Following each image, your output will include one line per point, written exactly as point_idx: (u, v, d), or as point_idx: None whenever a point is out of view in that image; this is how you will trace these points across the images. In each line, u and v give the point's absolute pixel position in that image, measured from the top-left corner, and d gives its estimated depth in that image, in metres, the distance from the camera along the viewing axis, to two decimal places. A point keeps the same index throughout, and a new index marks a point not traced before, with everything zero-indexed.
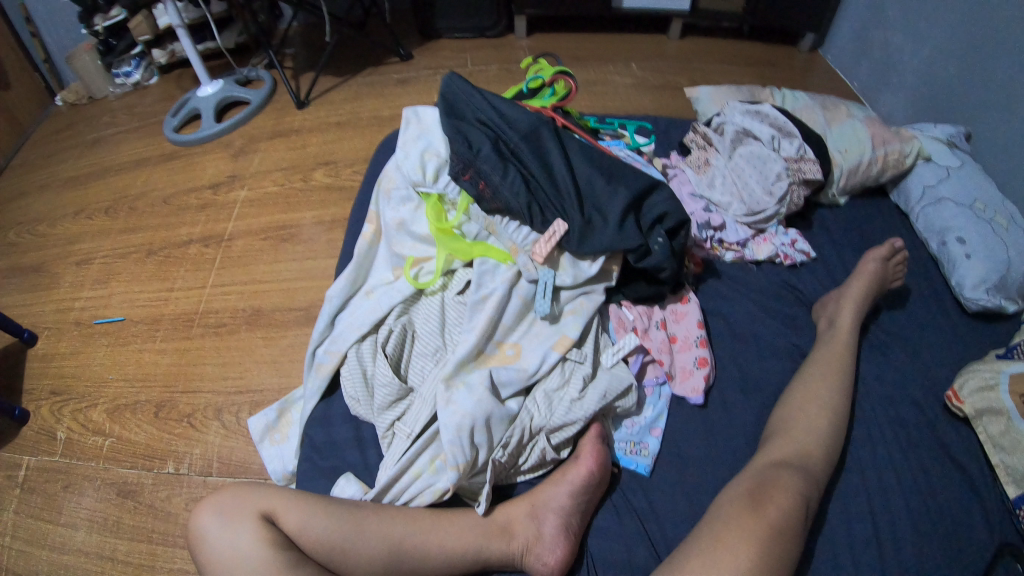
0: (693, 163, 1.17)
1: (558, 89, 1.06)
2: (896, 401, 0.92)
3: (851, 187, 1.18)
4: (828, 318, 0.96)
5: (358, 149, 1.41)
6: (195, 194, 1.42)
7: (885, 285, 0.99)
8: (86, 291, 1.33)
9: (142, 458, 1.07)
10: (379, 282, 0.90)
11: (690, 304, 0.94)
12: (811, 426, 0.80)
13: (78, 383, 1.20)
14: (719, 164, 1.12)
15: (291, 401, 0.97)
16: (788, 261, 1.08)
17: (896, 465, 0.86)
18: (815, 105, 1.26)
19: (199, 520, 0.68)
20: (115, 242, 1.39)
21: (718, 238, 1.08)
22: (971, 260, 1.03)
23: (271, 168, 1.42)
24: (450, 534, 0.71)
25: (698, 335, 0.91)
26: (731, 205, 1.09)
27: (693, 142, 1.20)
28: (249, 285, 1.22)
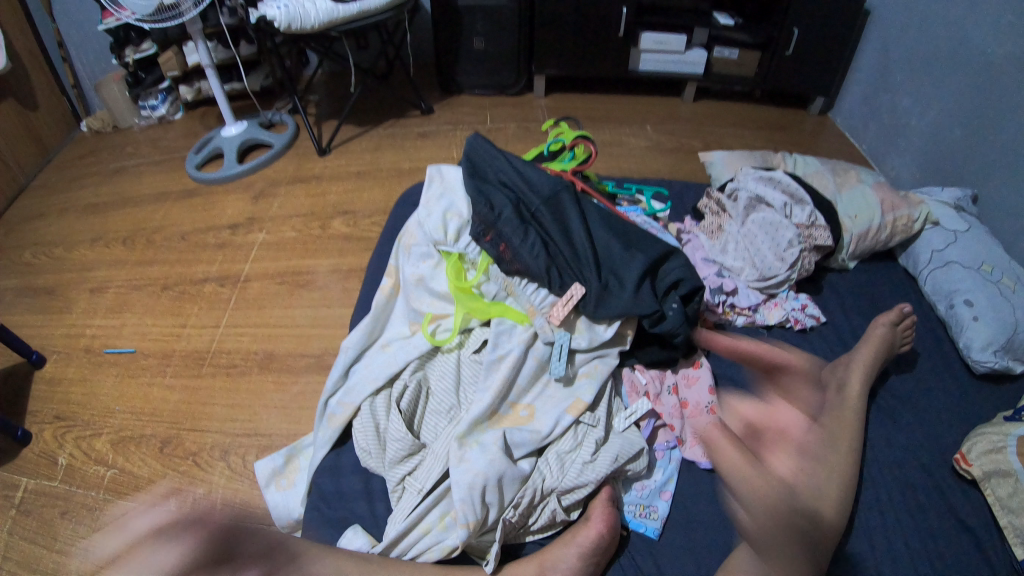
0: (707, 229, 1.20)
1: (579, 153, 1.09)
2: (902, 469, 0.93)
3: (861, 253, 1.20)
4: (837, 381, 0.97)
5: (377, 202, 1.44)
6: (212, 233, 1.44)
7: (895, 350, 1.02)
8: (99, 319, 1.34)
9: (144, 494, 1.07)
10: (396, 335, 0.91)
11: (702, 368, 0.96)
12: (820, 491, 0.80)
13: (84, 411, 1.20)
14: (732, 229, 1.16)
15: (300, 447, 0.99)
16: (799, 326, 1.10)
17: (903, 532, 0.86)
18: (825, 171, 1.30)
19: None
20: (130, 271, 1.41)
21: (730, 302, 1.10)
22: (979, 322, 1.05)
23: (290, 212, 1.44)
24: None
25: (709, 402, 0.92)
26: (743, 270, 1.11)
27: (706, 207, 1.23)
28: (262, 328, 1.24)
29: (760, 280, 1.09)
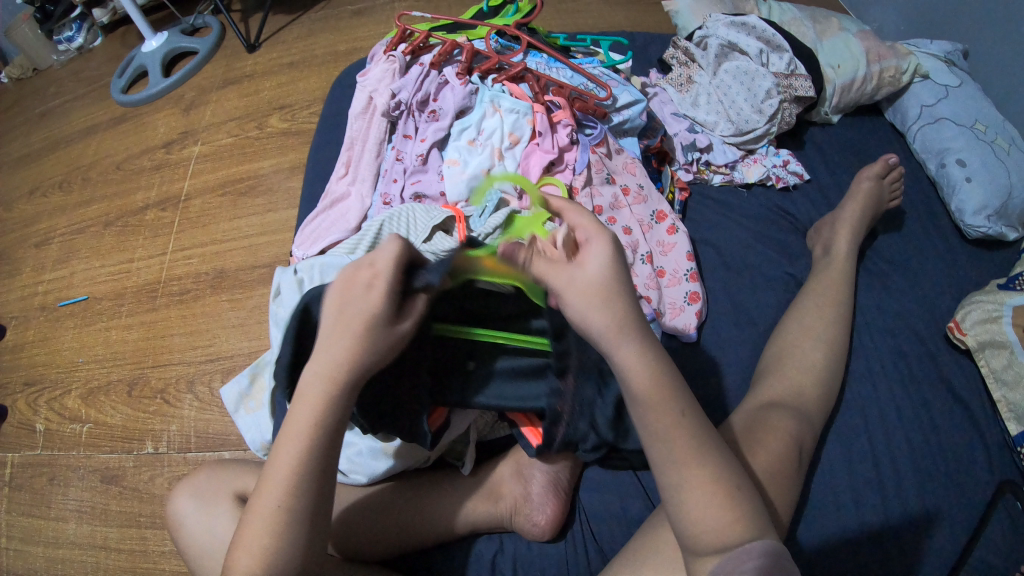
0: (675, 81, 1.20)
1: (523, 7, 1.09)
2: (897, 333, 0.93)
3: (845, 105, 1.17)
4: (823, 243, 0.99)
5: (315, 87, 1.27)
6: (148, 156, 1.31)
7: (883, 199, 1.02)
8: (48, 274, 1.28)
9: (121, 442, 1.06)
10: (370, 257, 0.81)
11: (678, 235, 0.97)
12: (803, 364, 0.83)
13: (49, 370, 1.18)
14: (702, 82, 1.17)
15: (262, 365, 0.91)
16: (782, 182, 1.12)
17: (891, 402, 0.87)
18: (803, 16, 1.25)
19: (178, 504, 0.75)
20: (72, 217, 1.32)
21: (707, 161, 1.13)
22: (972, 183, 1.02)
23: (224, 118, 1.28)
24: (436, 501, 0.77)
25: (688, 269, 0.95)
26: (718, 124, 1.14)
27: (673, 58, 1.23)
28: (209, 246, 1.13)
29: (737, 134, 1.12)
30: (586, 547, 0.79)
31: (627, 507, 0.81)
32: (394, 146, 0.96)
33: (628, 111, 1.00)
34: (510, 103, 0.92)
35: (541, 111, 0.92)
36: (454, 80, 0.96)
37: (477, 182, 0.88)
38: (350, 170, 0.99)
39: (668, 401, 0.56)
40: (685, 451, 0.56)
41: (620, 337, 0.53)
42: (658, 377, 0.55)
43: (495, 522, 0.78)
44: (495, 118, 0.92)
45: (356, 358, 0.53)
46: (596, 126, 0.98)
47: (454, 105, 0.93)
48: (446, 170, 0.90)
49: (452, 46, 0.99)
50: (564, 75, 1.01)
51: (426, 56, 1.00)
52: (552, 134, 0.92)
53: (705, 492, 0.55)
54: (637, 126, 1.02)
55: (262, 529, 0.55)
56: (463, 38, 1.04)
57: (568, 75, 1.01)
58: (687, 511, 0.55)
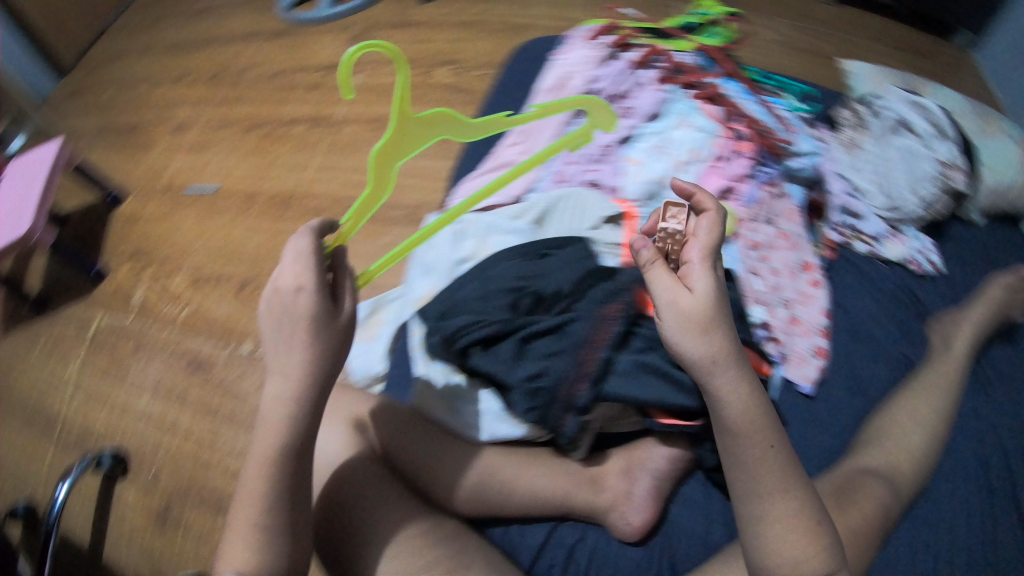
0: (841, 141, 1.18)
1: (723, 34, 1.14)
2: (1003, 434, 0.87)
3: (992, 205, 1.13)
4: (943, 333, 0.96)
5: (485, 52, 1.27)
6: (305, 75, 1.33)
7: (1012, 311, 0.98)
8: (179, 158, 1.33)
9: (218, 333, 1.12)
10: (532, 228, 0.90)
11: (819, 287, 0.95)
12: (906, 444, 0.81)
13: (160, 247, 1.24)
14: (869, 147, 1.14)
15: (384, 302, 0.99)
16: (917, 267, 1.07)
17: (976, 512, 0.81)
18: (966, 108, 1.23)
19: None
20: (213, 112, 1.36)
21: (853, 226, 1.10)
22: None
23: (389, 59, 1.30)
24: (542, 478, 0.78)
25: (821, 324, 0.92)
26: (872, 193, 1.11)
27: (844, 116, 1.20)
28: (353, 171, 1.15)
29: (890, 209, 1.10)
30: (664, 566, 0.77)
31: (710, 533, 0.78)
32: (582, 131, 1.01)
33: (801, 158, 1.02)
34: (699, 122, 0.98)
35: (726, 138, 0.97)
36: (652, 84, 1.03)
37: (654, 186, 0.92)
38: (526, 139, 1.01)
39: (756, 433, 0.61)
40: (772, 481, 0.59)
41: (722, 364, 0.61)
42: (751, 406, 0.61)
43: (590, 513, 0.78)
44: (683, 131, 0.97)
45: (302, 359, 0.59)
46: (772, 167, 0.98)
47: (648, 109, 1.00)
48: (626, 167, 0.95)
49: (656, 55, 1.06)
50: (753, 109, 1.04)
51: (630, 56, 1.05)
52: (733, 162, 0.96)
53: (787, 520, 0.58)
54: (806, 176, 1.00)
55: (245, 544, 0.56)
56: (671, 48, 1.08)
57: (758, 110, 1.04)
58: (782, 539, 0.58)
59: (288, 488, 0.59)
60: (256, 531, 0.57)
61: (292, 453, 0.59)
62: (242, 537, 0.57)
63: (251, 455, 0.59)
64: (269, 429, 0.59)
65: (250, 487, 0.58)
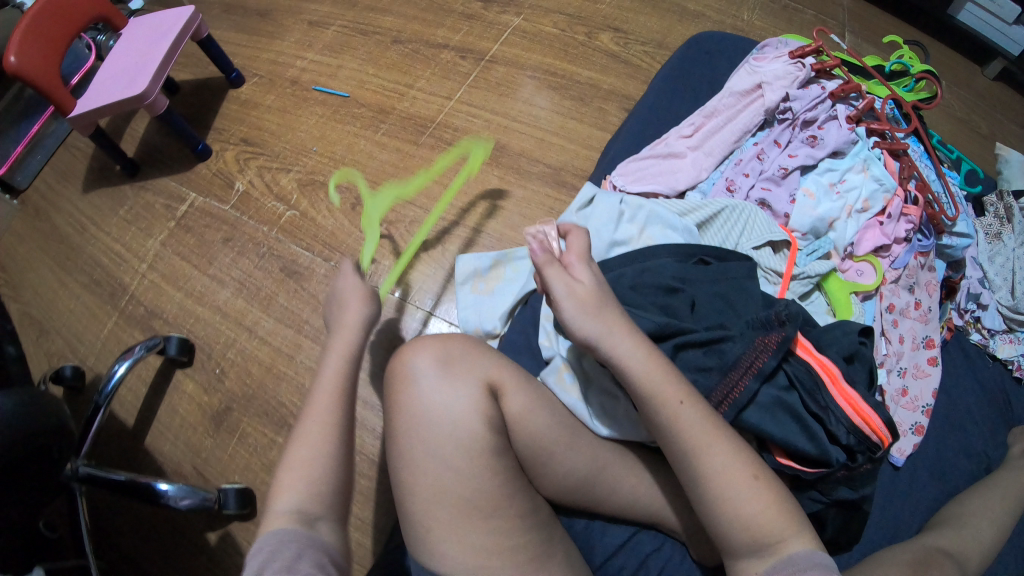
0: (983, 228, 1.11)
1: (920, 93, 1.04)
2: None
3: None
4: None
5: (655, 30, 1.20)
6: (462, 2, 1.25)
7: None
8: (310, 54, 1.27)
9: (320, 245, 1.07)
10: (696, 231, 0.84)
11: (936, 367, 0.89)
12: (976, 535, 0.83)
13: (273, 141, 1.19)
14: (1010, 244, 1.08)
15: (510, 257, 0.92)
16: (1021, 372, 1.04)
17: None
18: None
19: (418, 362, 0.72)
20: (355, 16, 1.29)
21: (973, 316, 1.07)
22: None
23: (554, 7, 1.22)
24: (642, 481, 0.75)
25: (927, 404, 0.88)
26: (1000, 289, 1.06)
27: (990, 205, 1.14)
28: (495, 117, 1.07)
29: (1010, 309, 1.05)
30: None
31: None
32: (759, 143, 0.93)
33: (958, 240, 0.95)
34: (880, 172, 0.89)
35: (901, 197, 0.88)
36: (844, 119, 0.93)
37: (820, 227, 0.87)
38: (697, 132, 0.95)
39: (664, 389, 0.63)
40: (697, 434, 0.61)
41: (617, 334, 0.65)
42: (669, 365, 0.64)
43: (680, 527, 0.76)
44: (861, 178, 0.89)
45: (362, 312, 0.75)
46: (927, 238, 0.91)
47: (836, 143, 0.90)
48: (799, 197, 0.88)
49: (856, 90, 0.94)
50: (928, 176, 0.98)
51: (829, 82, 0.95)
52: (897, 223, 0.88)
53: (752, 484, 0.60)
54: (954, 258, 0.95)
55: (303, 474, 0.63)
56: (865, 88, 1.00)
57: (931, 176, 0.98)
58: (736, 497, 0.59)
59: (342, 424, 0.66)
60: (323, 461, 0.64)
61: (345, 390, 0.69)
62: (306, 455, 0.64)
63: (311, 396, 0.69)
64: (325, 381, 0.70)
65: (314, 418, 0.66)
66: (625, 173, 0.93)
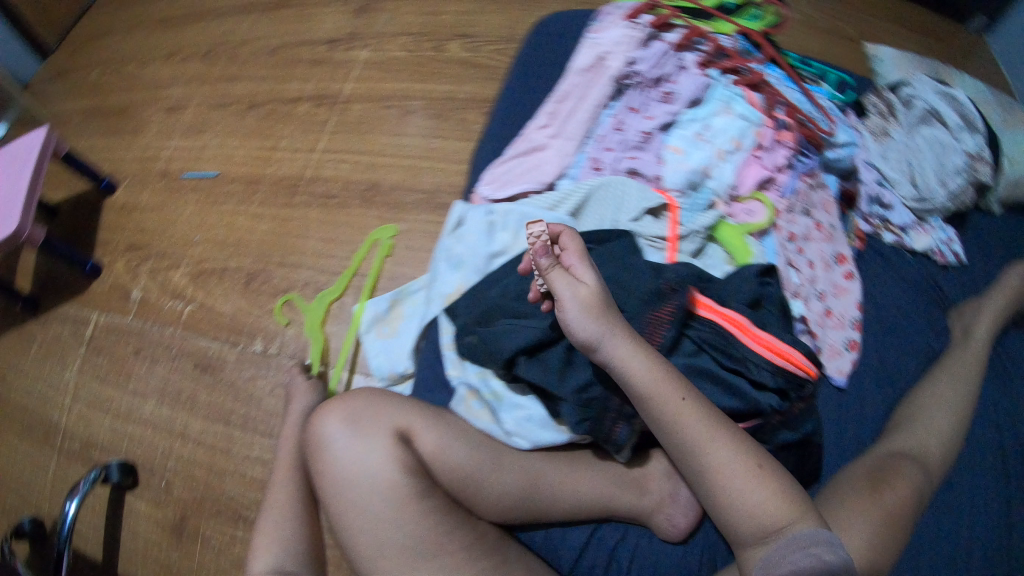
0: (870, 128, 1.11)
1: (766, 17, 1.02)
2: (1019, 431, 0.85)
3: (1013, 196, 1.09)
4: (964, 325, 0.93)
5: (502, 25, 1.18)
6: (308, 49, 1.24)
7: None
8: (174, 142, 1.24)
9: (226, 331, 1.03)
10: (571, 220, 0.82)
11: (854, 281, 0.92)
12: (933, 426, 0.79)
13: (159, 240, 1.16)
14: (898, 136, 1.07)
15: (405, 293, 0.90)
16: (941, 258, 1.04)
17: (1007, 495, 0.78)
18: (992, 101, 1.18)
19: (328, 428, 0.70)
20: (210, 91, 1.27)
21: (882, 216, 1.05)
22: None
23: (397, 30, 1.21)
24: (585, 479, 0.72)
25: (855, 317, 0.90)
26: (901, 183, 1.05)
27: (871, 104, 1.13)
28: (365, 155, 1.07)
29: (917, 200, 1.04)
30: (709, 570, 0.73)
31: None
32: (615, 113, 0.90)
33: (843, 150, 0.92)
34: (743, 109, 0.88)
35: (770, 126, 0.88)
36: (693, 67, 0.91)
37: (696, 178, 0.84)
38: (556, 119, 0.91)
39: (663, 390, 0.62)
40: (700, 430, 0.62)
41: (617, 337, 0.63)
42: (657, 365, 0.63)
43: (633, 515, 0.73)
44: (726, 119, 0.87)
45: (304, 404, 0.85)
46: (810, 159, 0.91)
47: (691, 93, 0.88)
48: (668, 156, 0.86)
49: (698, 34, 0.94)
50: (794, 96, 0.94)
51: (670, 35, 0.94)
52: (773, 152, 0.88)
53: (748, 475, 0.61)
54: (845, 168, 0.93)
55: (278, 540, 0.68)
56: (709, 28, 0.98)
57: (798, 98, 0.93)
58: (737, 490, 0.61)
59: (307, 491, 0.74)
60: (293, 523, 0.70)
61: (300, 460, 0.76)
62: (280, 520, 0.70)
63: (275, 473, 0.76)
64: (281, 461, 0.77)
65: (283, 487, 0.73)
66: (492, 180, 0.88)
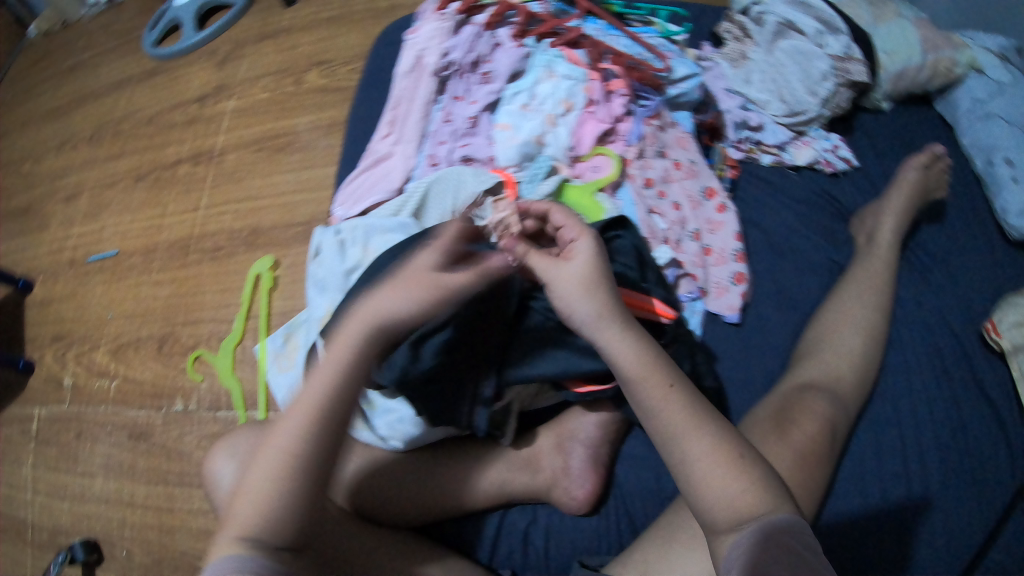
0: (728, 57, 1.08)
1: None
2: (937, 330, 0.84)
3: (896, 92, 1.03)
4: (867, 231, 0.91)
5: (354, 43, 1.19)
6: (182, 110, 1.29)
7: (930, 193, 0.93)
8: (77, 229, 1.27)
9: (149, 398, 1.06)
10: (414, 221, 0.82)
11: (728, 211, 0.87)
12: (843, 349, 0.78)
13: (80, 325, 1.19)
14: (757, 57, 1.05)
15: (297, 325, 0.91)
16: (830, 168, 1.00)
17: (922, 397, 0.80)
18: None
19: (213, 465, 0.73)
20: (102, 171, 1.30)
21: (756, 140, 1.04)
22: (1020, 185, 0.89)
23: (260, 73, 1.25)
24: (471, 466, 0.76)
25: (736, 249, 0.86)
26: (770, 103, 1.03)
27: (727, 31, 1.10)
28: (242, 202, 1.11)
29: (789, 115, 1.01)
30: (621, 527, 0.75)
31: (663, 483, 0.76)
32: (442, 107, 0.93)
33: (684, 83, 0.90)
34: (566, 69, 0.90)
35: (596, 78, 0.89)
36: (508, 42, 0.93)
37: (528, 149, 0.85)
38: (394, 129, 0.93)
39: (653, 374, 0.59)
40: (682, 419, 0.57)
41: (604, 321, 0.60)
42: (644, 353, 0.59)
43: (528, 494, 0.76)
44: (550, 83, 0.89)
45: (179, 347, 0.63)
46: (652, 99, 0.91)
47: (507, 68, 0.91)
48: (497, 134, 0.87)
49: (507, 7, 0.96)
50: (619, 44, 0.96)
51: (478, 16, 0.96)
52: (607, 103, 0.88)
53: (719, 458, 0.55)
54: (692, 100, 0.91)
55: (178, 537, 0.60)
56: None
57: (623, 45, 0.95)
58: (709, 479, 0.54)
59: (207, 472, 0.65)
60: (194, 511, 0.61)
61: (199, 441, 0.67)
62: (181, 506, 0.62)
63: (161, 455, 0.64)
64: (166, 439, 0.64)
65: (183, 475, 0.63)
66: (343, 193, 0.91)
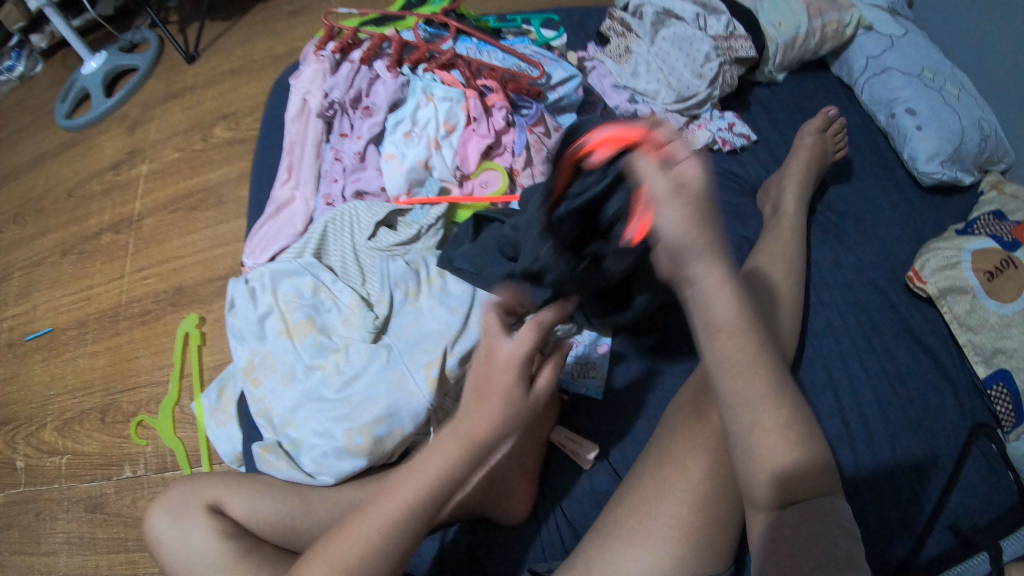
0: (614, 53, 1.11)
1: None
2: (857, 288, 0.87)
3: (789, 62, 1.08)
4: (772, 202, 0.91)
5: (256, 93, 1.30)
6: (99, 179, 1.31)
7: (827, 156, 0.94)
8: (9, 310, 1.25)
9: (99, 469, 1.06)
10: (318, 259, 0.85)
11: None
12: None
13: (22, 408, 1.15)
14: (641, 50, 1.07)
15: (228, 377, 0.93)
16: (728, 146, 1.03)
17: (855, 357, 0.82)
18: None
19: (152, 522, 0.73)
20: (32, 248, 1.29)
21: None
22: (923, 131, 0.93)
23: (170, 133, 1.30)
24: None
25: None
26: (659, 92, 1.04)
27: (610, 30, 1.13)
28: (166, 262, 1.17)
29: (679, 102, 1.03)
30: (562, 530, 0.78)
31: (596, 481, 0.80)
32: (333, 145, 0.99)
33: (563, 87, 0.97)
34: (443, 91, 0.92)
35: (474, 96, 0.91)
36: (385, 72, 0.95)
37: (416, 174, 0.90)
38: (292, 173, 1.01)
39: (735, 347, 0.52)
40: (760, 391, 0.51)
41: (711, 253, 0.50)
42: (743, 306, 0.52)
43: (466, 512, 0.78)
44: (430, 108, 0.92)
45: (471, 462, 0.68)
46: (532, 106, 0.94)
47: (387, 98, 0.92)
48: (385, 164, 0.91)
49: (381, 39, 0.98)
50: (495, 58, 0.98)
51: (354, 53, 1.00)
52: (488, 118, 0.91)
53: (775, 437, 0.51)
54: (575, 102, 0.98)
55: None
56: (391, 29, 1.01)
57: (499, 58, 0.97)
58: (757, 449, 0.51)
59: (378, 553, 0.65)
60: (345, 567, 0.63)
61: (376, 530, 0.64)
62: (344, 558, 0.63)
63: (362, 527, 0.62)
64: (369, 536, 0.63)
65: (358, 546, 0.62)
66: (256, 245, 0.97)
